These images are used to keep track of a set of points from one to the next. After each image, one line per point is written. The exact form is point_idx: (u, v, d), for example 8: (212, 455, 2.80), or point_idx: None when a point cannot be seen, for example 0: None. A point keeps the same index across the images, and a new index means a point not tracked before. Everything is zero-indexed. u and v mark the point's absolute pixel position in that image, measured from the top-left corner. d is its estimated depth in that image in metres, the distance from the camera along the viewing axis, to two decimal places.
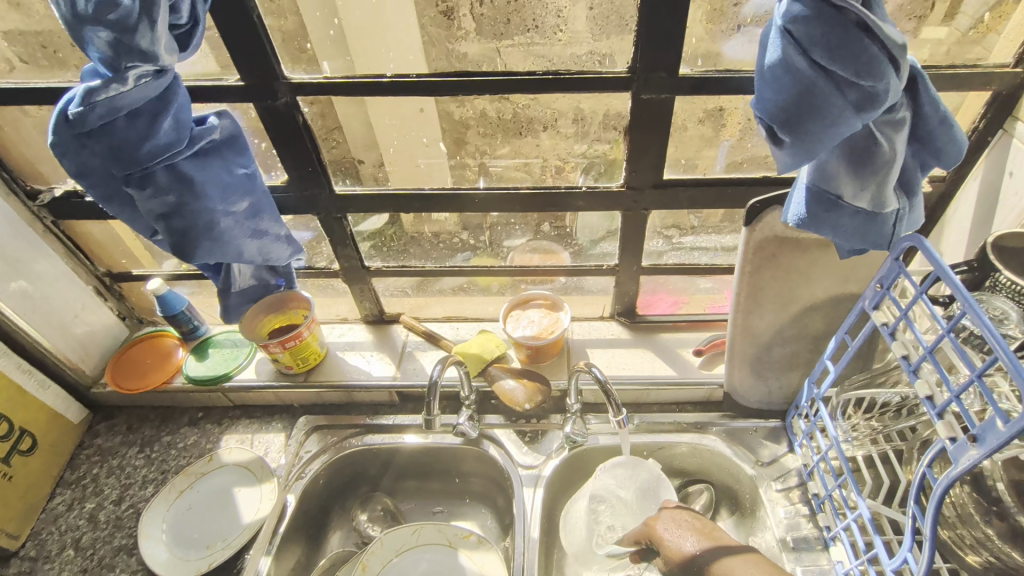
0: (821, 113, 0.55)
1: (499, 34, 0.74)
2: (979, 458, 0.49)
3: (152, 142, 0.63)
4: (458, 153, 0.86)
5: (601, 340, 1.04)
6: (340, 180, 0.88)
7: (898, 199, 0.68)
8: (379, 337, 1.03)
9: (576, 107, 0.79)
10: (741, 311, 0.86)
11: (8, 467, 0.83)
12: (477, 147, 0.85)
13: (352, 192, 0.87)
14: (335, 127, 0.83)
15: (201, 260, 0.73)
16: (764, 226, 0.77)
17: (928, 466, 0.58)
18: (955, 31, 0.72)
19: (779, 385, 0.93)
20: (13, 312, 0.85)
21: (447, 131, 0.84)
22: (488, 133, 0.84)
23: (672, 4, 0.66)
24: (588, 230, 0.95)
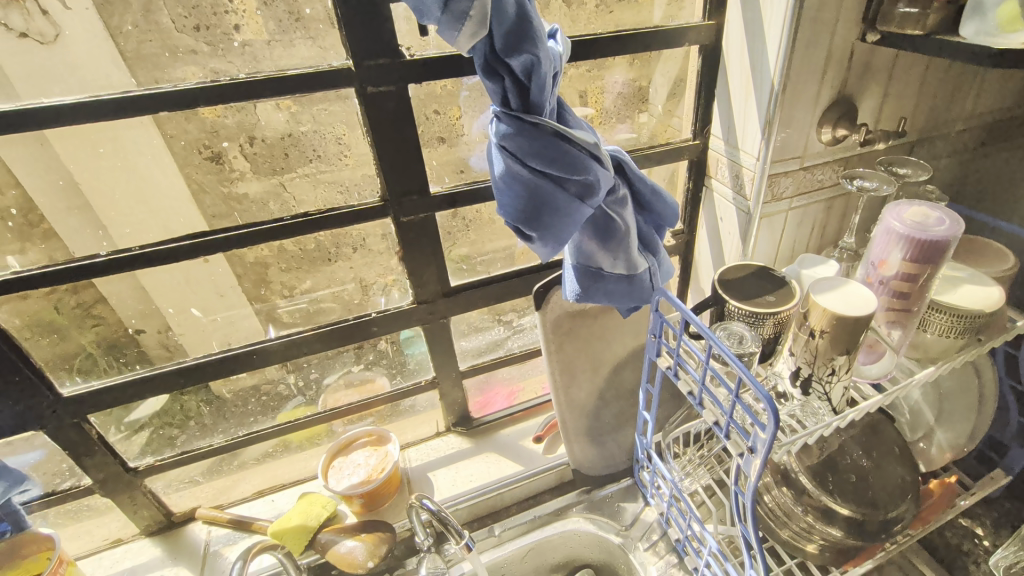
0: (554, 209, 0.62)
1: (278, 169, 0.75)
2: (760, 465, 0.55)
3: None
4: (262, 296, 0.82)
5: (442, 459, 0.98)
6: (67, 381, 0.73)
7: (646, 259, 0.79)
8: (172, 547, 0.85)
9: (383, 226, 0.79)
10: (560, 388, 0.88)
11: None
12: (283, 285, 0.82)
13: (85, 390, 0.73)
14: (95, 301, 0.74)
15: None
16: (553, 306, 0.82)
17: (737, 486, 0.63)
18: (652, 117, 0.92)
19: (618, 446, 0.96)
20: None
21: (242, 276, 0.79)
22: (290, 267, 0.80)
23: (399, 135, 0.71)
24: (414, 344, 0.91)
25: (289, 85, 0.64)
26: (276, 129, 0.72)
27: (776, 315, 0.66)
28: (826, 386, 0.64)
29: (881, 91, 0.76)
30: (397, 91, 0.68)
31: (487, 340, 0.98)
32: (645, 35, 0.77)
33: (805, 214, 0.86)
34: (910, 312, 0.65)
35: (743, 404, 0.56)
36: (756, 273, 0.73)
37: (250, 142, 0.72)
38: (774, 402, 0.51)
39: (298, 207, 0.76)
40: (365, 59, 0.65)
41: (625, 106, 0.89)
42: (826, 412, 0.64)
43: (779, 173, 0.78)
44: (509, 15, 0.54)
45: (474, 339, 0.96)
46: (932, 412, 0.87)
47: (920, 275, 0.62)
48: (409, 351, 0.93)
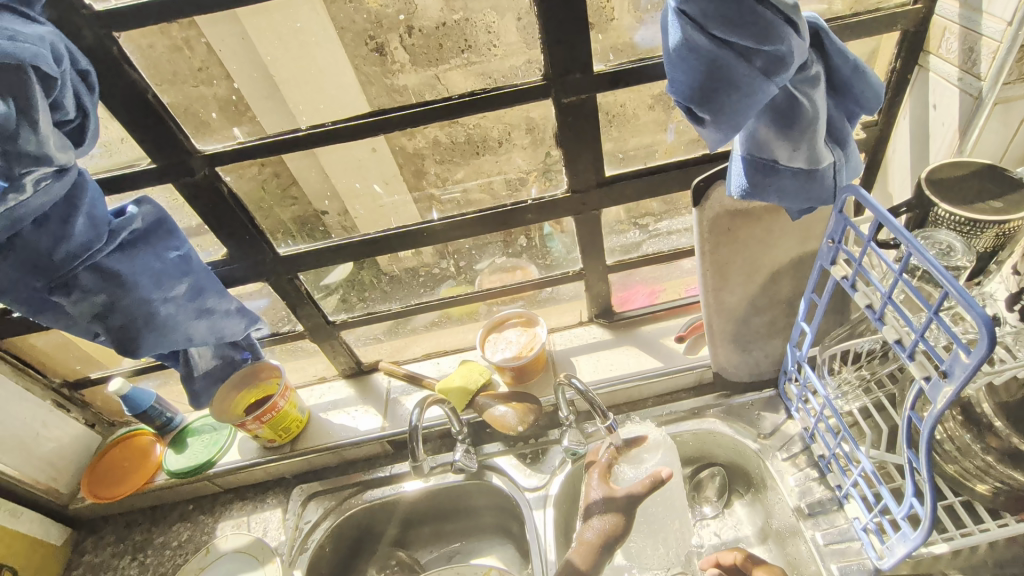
0: (733, 85, 0.57)
1: (434, 61, 0.75)
2: (954, 389, 0.49)
3: (66, 245, 0.63)
4: (418, 184, 0.87)
5: (584, 346, 1.03)
6: (283, 242, 0.88)
7: (832, 152, 0.70)
8: (361, 389, 1.03)
9: (526, 117, 0.79)
10: (710, 291, 0.86)
11: None
12: (436, 175, 0.86)
13: (296, 250, 0.87)
14: (291, 183, 0.83)
15: (148, 352, 0.72)
16: (712, 203, 0.78)
17: (912, 409, 0.58)
18: None
19: (764, 355, 0.92)
20: None
21: (403, 165, 0.84)
22: (444, 160, 0.84)
23: (566, 8, 0.67)
24: (555, 239, 0.95)
25: None
26: (432, 17, 0.72)
27: (1001, 225, 0.56)
28: None
29: None
30: None
31: (627, 240, 0.96)
32: None
33: None
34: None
35: (941, 322, 0.50)
36: (980, 173, 0.61)
37: (409, 32, 0.73)
38: (989, 320, 0.44)
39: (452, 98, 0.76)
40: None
41: None
42: None
43: None
44: None
45: (625, 234, 0.95)
46: None
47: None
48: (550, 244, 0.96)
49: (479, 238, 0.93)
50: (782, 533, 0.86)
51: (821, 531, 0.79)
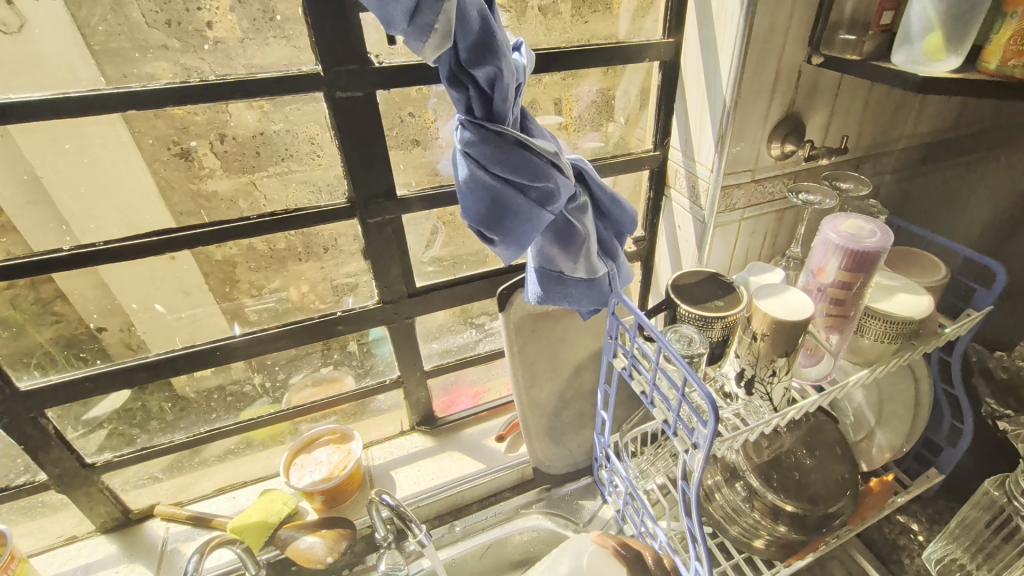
0: (516, 211, 0.66)
1: (249, 168, 0.75)
2: (703, 458, 0.59)
3: None
4: (228, 296, 0.81)
5: (404, 457, 1.00)
6: (25, 375, 0.73)
7: (606, 264, 0.82)
8: (127, 543, 0.86)
9: (350, 227, 0.80)
10: (522, 388, 0.90)
11: None
12: (248, 285, 0.81)
13: (45, 382, 0.73)
14: (53, 300, 0.72)
15: None
16: (518, 307, 0.85)
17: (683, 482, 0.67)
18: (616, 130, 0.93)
19: (577, 444, 0.98)
20: None
21: (208, 273, 0.78)
22: (257, 266, 0.80)
23: (366, 143, 0.72)
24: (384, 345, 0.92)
25: (258, 89, 0.66)
26: (246, 127, 0.72)
27: (724, 320, 0.69)
28: (767, 386, 0.68)
29: (827, 111, 0.81)
30: (365, 96, 0.70)
31: (448, 343, 0.98)
32: (605, 52, 0.80)
33: (758, 223, 0.89)
34: (844, 320, 0.69)
35: (687, 403, 0.60)
36: (707, 279, 0.76)
37: (220, 139, 0.72)
38: (715, 397, 0.55)
39: (267, 206, 0.77)
40: (336, 66, 0.66)
41: (589, 116, 0.91)
42: (767, 410, 0.67)
43: (732, 185, 0.81)
44: (472, 28, 0.56)
45: (440, 341, 0.97)
46: (874, 414, 0.92)
47: (854, 283, 0.65)
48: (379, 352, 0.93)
49: (293, 354, 0.88)
50: None
51: None
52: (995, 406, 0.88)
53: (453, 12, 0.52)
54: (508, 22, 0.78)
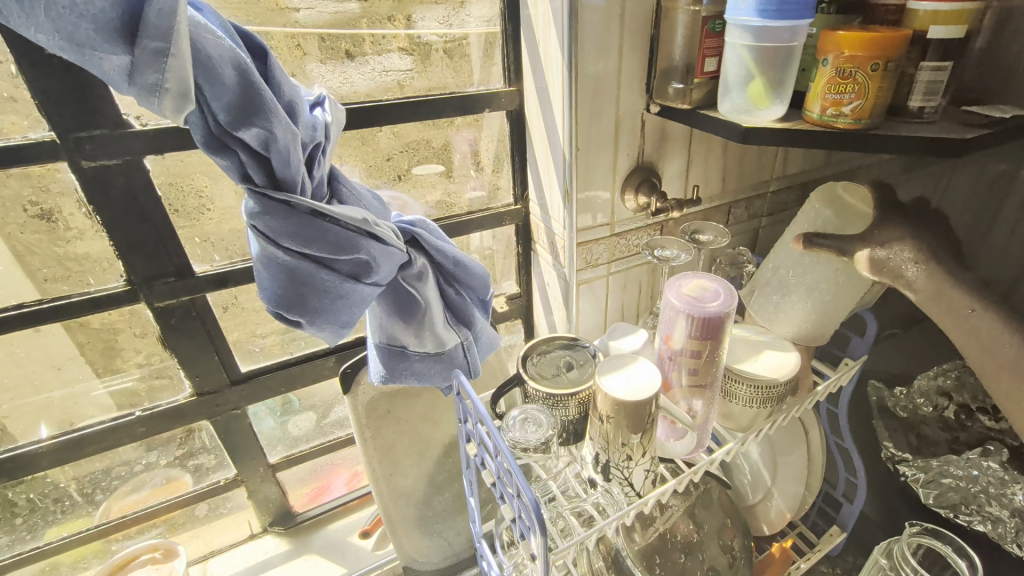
0: (321, 289, 0.57)
1: None
2: (540, 571, 0.50)
3: None
4: (110, 366, 0.72)
5: (250, 567, 0.87)
6: None
7: (459, 333, 0.73)
8: None
9: (132, 316, 0.69)
10: (381, 478, 0.79)
11: None
12: (134, 353, 0.72)
13: None
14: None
15: None
16: (365, 386, 0.75)
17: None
18: (493, 178, 0.85)
19: (456, 532, 0.87)
20: None
21: (86, 343, 0.70)
22: (147, 332, 0.71)
23: (137, 215, 0.63)
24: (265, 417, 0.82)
25: None
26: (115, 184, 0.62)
27: (576, 397, 0.62)
28: (625, 470, 0.61)
29: (684, 157, 0.76)
30: (127, 165, 0.60)
31: (289, 432, 0.86)
32: (434, 101, 0.73)
33: (629, 277, 0.83)
34: (705, 388, 0.62)
35: (521, 509, 0.52)
36: (564, 346, 0.69)
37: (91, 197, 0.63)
38: (539, 510, 0.47)
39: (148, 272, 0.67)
40: (72, 132, 0.56)
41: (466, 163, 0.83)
42: (626, 500, 0.60)
43: (590, 240, 0.75)
44: (229, 86, 0.46)
45: (289, 427, 0.85)
46: (769, 473, 0.84)
47: (703, 350, 0.60)
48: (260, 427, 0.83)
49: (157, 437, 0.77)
50: None
51: None
52: (894, 450, 0.83)
53: (190, 69, 0.42)
54: (414, 68, 0.74)
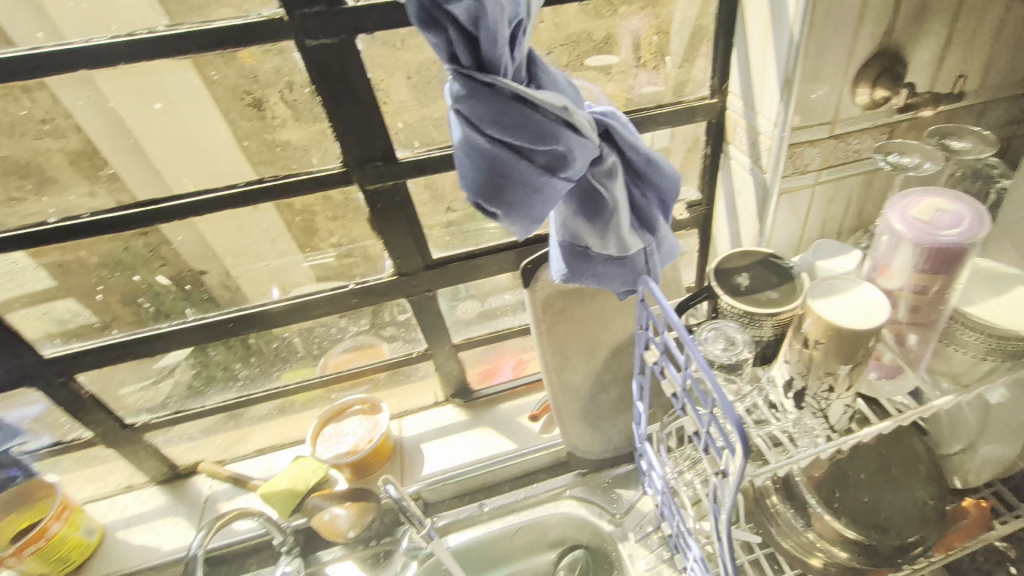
0: (516, 180, 0.57)
1: (320, 117, 0.71)
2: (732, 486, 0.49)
3: None
4: (310, 242, 0.83)
5: (435, 430, 1.00)
6: (49, 343, 0.78)
7: (642, 238, 0.71)
8: (178, 495, 0.94)
9: (345, 199, 0.77)
10: (553, 368, 0.84)
11: None
12: (328, 233, 0.82)
13: (70, 350, 0.78)
14: (162, 244, 0.77)
15: None
16: (543, 283, 0.77)
17: (714, 506, 0.58)
18: (675, 67, 0.78)
19: (617, 431, 0.92)
20: None
21: (292, 223, 0.80)
22: (336, 215, 0.79)
23: (351, 97, 0.67)
24: (445, 300, 0.90)
25: (220, 40, 0.62)
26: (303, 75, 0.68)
27: (776, 317, 0.59)
28: (822, 400, 0.57)
29: (945, 38, 0.61)
30: (341, 44, 0.64)
31: (460, 317, 0.94)
32: None
33: (839, 190, 0.73)
34: (925, 326, 0.56)
35: (715, 421, 0.52)
36: (761, 262, 0.65)
37: (289, 88, 0.69)
38: (746, 431, 0.45)
39: (337, 159, 0.73)
40: (298, 9, 0.61)
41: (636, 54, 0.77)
42: (823, 433, 0.56)
43: (803, 142, 0.67)
44: None
45: (459, 312, 0.93)
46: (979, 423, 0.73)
47: (930, 284, 0.53)
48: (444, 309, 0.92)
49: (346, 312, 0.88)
50: None
51: None
52: None
53: None
54: None
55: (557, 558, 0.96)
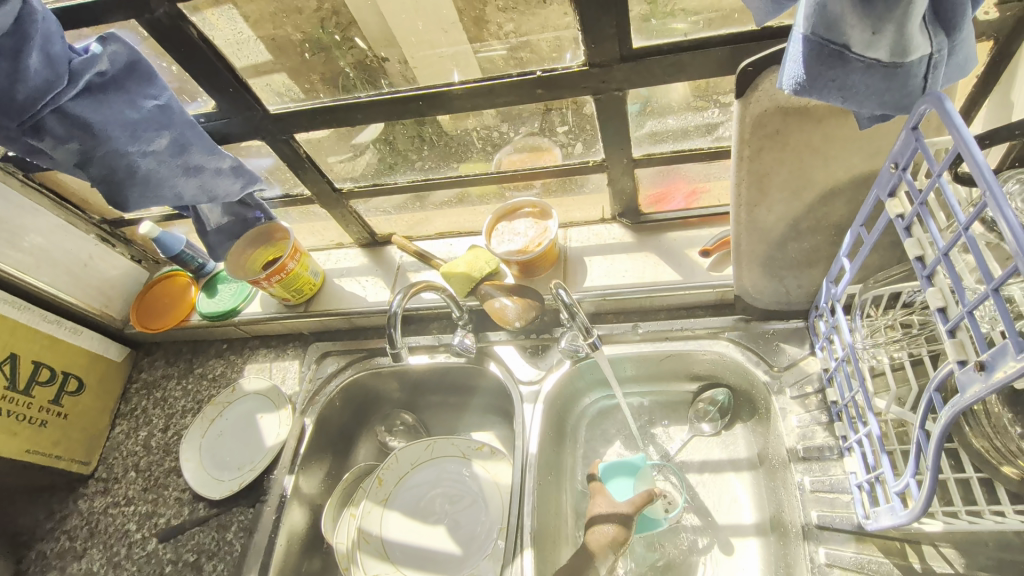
0: None
1: None
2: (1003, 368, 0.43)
3: (24, 84, 0.59)
4: (479, 36, 0.74)
5: (600, 247, 0.98)
6: (274, 100, 0.80)
7: (932, 40, 0.52)
8: (375, 259, 1.05)
9: None
10: (743, 206, 0.74)
11: (60, 406, 0.95)
12: (499, 26, 0.73)
13: (286, 110, 0.79)
14: (350, 23, 0.73)
15: (138, 205, 0.72)
16: (760, 96, 0.63)
17: (934, 391, 0.52)
18: None
19: (797, 284, 0.82)
20: (19, 271, 0.90)
21: (463, 12, 0.72)
22: (509, 7, 0.71)
23: None
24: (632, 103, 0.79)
25: None
26: None
27: None
28: None
29: None
30: None
31: (640, 127, 0.83)
32: None
33: None
34: None
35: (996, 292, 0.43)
36: None
37: None
38: None
39: None
40: None
41: None
42: None
43: None
44: None
45: (639, 121, 0.82)
46: None
47: None
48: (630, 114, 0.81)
49: (513, 109, 0.81)
50: (771, 461, 0.85)
51: (811, 476, 0.77)
52: None
53: None
54: None
55: (699, 390, 0.96)
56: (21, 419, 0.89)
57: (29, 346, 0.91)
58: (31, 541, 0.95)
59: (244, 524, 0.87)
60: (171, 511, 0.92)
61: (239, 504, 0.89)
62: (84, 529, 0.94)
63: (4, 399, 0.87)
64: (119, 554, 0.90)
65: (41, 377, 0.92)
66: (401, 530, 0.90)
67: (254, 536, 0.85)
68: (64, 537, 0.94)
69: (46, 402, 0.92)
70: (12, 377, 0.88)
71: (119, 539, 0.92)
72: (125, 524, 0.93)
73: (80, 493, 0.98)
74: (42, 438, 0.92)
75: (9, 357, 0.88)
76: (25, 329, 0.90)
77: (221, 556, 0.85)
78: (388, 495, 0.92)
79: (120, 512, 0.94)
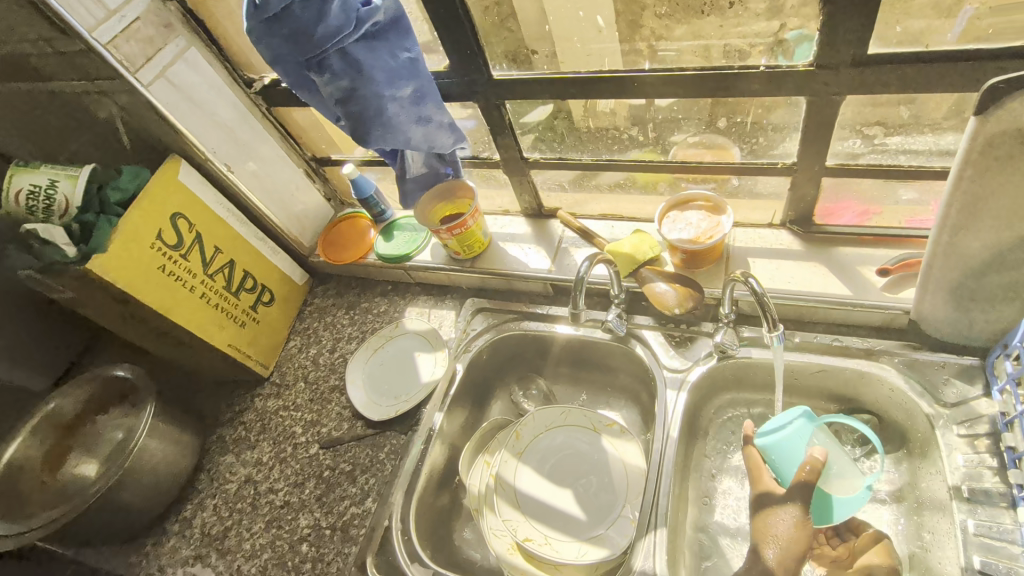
0: None
1: None
2: None
3: (323, 24, 0.68)
4: (631, 37, 0.78)
5: (768, 250, 0.98)
6: (502, 65, 0.86)
7: None
8: (538, 231, 1.07)
9: None
10: (948, 228, 0.71)
11: (255, 314, 1.05)
12: (652, 31, 0.76)
13: (509, 77, 0.85)
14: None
15: (375, 143, 0.80)
16: (1003, 116, 0.59)
17: None
18: None
19: (983, 318, 0.79)
20: (246, 190, 1.01)
21: (620, 13, 0.76)
22: (666, 12, 0.74)
23: None
24: (848, 115, 0.79)
25: None
26: None
27: None
28: None
29: None
30: None
31: (839, 146, 0.83)
32: None
33: None
34: None
35: None
36: None
37: None
38: None
39: None
40: None
41: None
42: None
43: None
44: None
45: (845, 141, 0.82)
46: None
47: None
48: (841, 127, 0.81)
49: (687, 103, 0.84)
50: (927, 501, 0.83)
51: (976, 519, 0.75)
52: None
53: None
54: None
55: (839, 412, 0.95)
56: (230, 317, 0.99)
57: (243, 257, 1.02)
58: (213, 425, 1.05)
59: (396, 448, 0.92)
60: (333, 423, 0.99)
61: (392, 429, 0.94)
62: (257, 424, 1.03)
63: (221, 297, 0.97)
64: (285, 451, 0.98)
65: (246, 285, 1.02)
66: (533, 485, 0.90)
67: (405, 461, 0.90)
68: (240, 428, 1.03)
69: (247, 307, 1.03)
70: (228, 280, 0.98)
71: (285, 438, 0.99)
72: (291, 426, 1.01)
73: (257, 392, 1.07)
74: (240, 337, 1.01)
75: (228, 263, 0.99)
76: (242, 241, 1.01)
77: (373, 472, 0.91)
78: (524, 450, 0.93)
79: (289, 415, 1.02)
